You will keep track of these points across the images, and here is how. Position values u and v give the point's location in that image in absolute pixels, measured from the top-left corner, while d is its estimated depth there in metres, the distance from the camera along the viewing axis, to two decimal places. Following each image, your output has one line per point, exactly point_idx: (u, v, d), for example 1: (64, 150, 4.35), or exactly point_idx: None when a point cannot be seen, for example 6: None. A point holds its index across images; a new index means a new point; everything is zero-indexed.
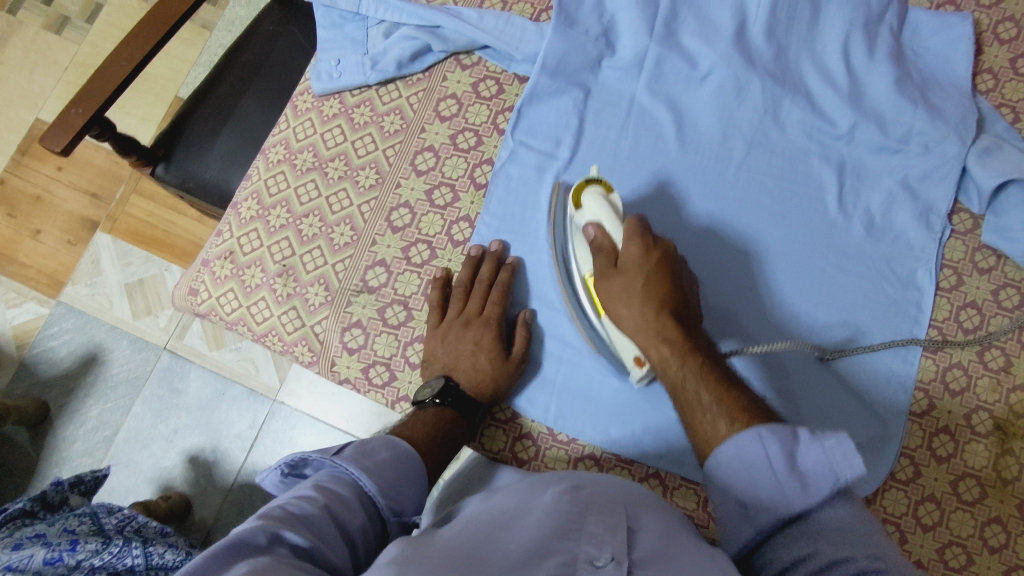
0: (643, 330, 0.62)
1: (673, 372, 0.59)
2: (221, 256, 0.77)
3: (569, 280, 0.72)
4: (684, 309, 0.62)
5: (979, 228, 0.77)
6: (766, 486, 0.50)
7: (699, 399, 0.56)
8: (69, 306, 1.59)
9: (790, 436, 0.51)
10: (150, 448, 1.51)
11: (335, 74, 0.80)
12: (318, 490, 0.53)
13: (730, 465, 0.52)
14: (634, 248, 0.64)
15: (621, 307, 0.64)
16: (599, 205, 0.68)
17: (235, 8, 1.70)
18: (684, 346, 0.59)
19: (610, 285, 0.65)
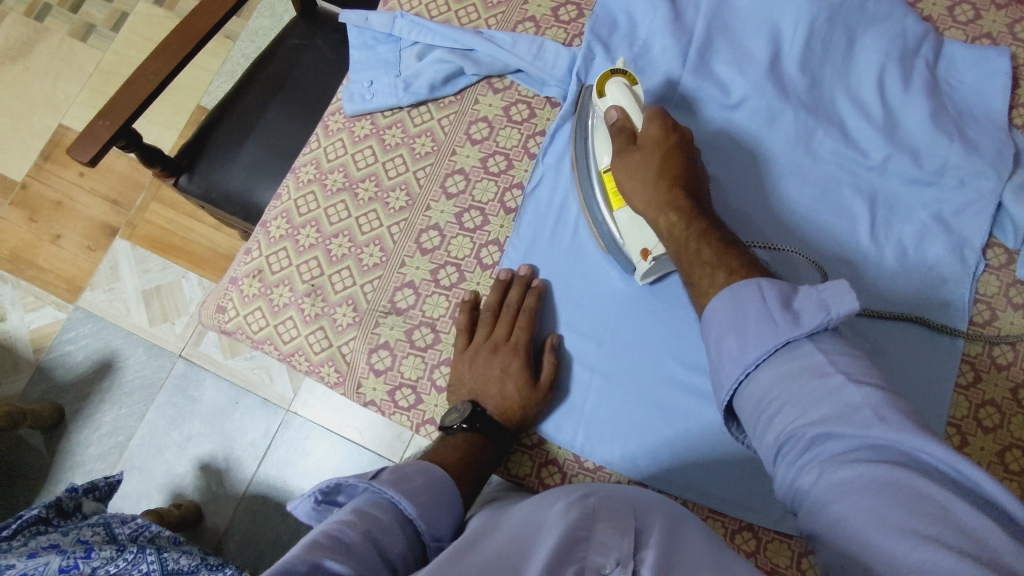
0: (655, 203, 0.65)
1: (681, 235, 0.62)
2: (249, 274, 0.77)
3: (585, 177, 0.75)
4: (693, 189, 0.65)
5: (1013, 264, 0.76)
6: (757, 320, 0.52)
7: (700, 255, 0.60)
8: (87, 311, 1.60)
9: (787, 286, 0.53)
10: (163, 454, 1.51)
11: (368, 95, 0.80)
12: (360, 516, 0.55)
13: (724, 309, 0.55)
14: (655, 128, 0.67)
15: (635, 183, 0.67)
16: (622, 93, 0.69)
17: (259, 20, 1.72)
18: (695, 215, 0.63)
19: (629, 161, 0.67)
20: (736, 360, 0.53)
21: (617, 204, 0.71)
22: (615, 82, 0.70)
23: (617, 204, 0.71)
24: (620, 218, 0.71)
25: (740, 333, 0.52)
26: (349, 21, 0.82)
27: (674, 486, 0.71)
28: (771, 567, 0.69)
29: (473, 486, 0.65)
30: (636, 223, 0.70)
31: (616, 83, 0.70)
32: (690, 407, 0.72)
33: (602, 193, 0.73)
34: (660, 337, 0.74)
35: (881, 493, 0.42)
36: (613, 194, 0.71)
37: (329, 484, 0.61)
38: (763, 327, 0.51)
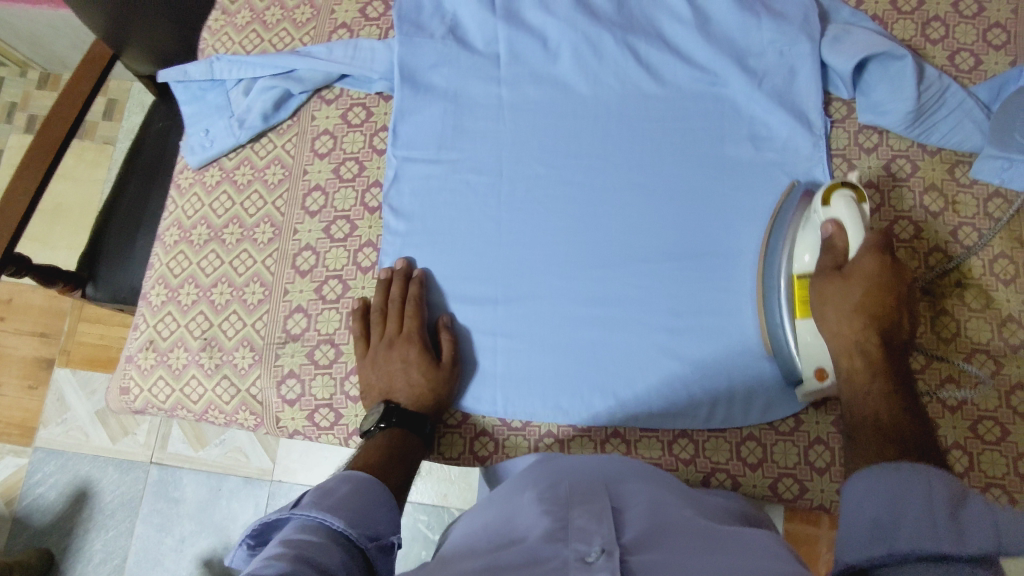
0: (844, 340, 0.63)
1: (861, 384, 0.61)
2: (142, 347, 0.78)
3: (770, 274, 0.71)
4: (895, 337, 0.62)
5: (855, 112, 0.79)
6: (915, 509, 0.46)
7: (879, 417, 0.58)
8: (47, 449, 1.44)
9: (958, 495, 0.45)
10: (161, 564, 1.36)
11: (207, 142, 0.82)
12: (287, 544, 0.50)
13: (883, 485, 0.49)
14: (871, 261, 0.62)
15: (830, 310, 0.64)
16: (845, 209, 0.65)
17: (131, 117, 1.62)
18: (886, 372, 0.60)
19: (828, 286, 0.64)
20: (875, 539, 0.46)
21: (801, 312, 0.67)
22: (841, 194, 0.67)
23: (801, 312, 0.67)
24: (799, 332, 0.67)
25: (894, 512, 0.46)
26: (170, 79, 0.84)
27: (602, 418, 0.72)
28: (713, 466, 0.72)
29: (398, 477, 0.64)
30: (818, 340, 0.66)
31: (843, 196, 0.66)
32: (596, 338, 0.73)
33: (786, 296, 0.69)
34: (551, 284, 0.75)
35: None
36: (799, 302, 0.68)
37: (255, 528, 0.57)
38: (921, 520, 0.44)
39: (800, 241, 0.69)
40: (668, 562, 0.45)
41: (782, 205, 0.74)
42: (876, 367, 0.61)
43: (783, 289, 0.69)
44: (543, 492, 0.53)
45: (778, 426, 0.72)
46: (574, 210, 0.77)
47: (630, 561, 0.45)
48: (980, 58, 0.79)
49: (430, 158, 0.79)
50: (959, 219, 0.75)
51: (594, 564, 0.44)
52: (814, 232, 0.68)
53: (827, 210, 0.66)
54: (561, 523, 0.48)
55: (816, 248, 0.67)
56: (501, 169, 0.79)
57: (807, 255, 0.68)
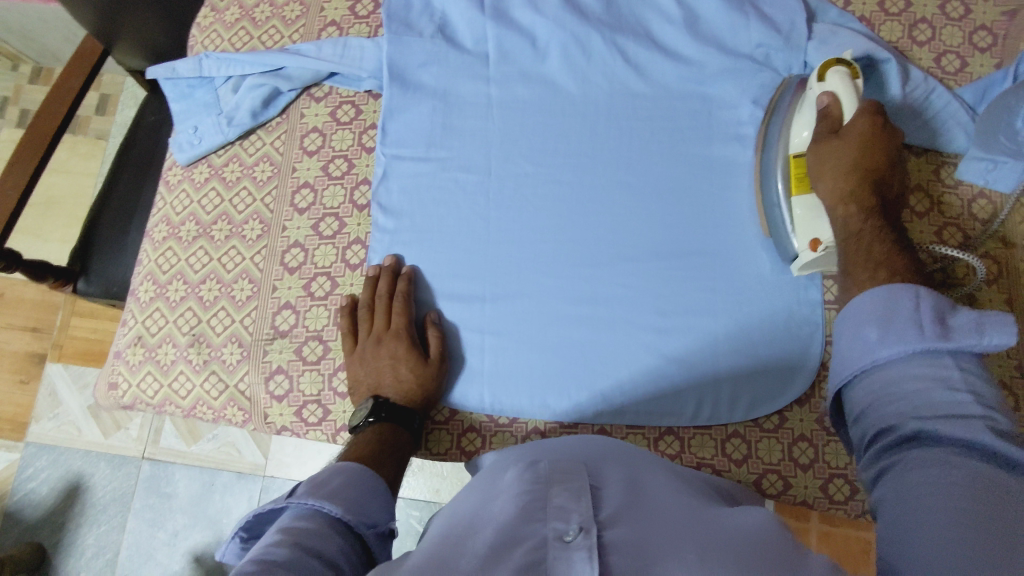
0: (839, 193, 0.64)
1: (856, 228, 0.61)
2: (130, 343, 0.78)
3: (768, 159, 0.75)
4: (885, 189, 0.64)
5: None
6: (903, 318, 0.48)
7: (871, 251, 0.58)
8: (39, 445, 1.42)
9: (945, 302, 0.48)
10: (155, 558, 1.34)
11: (195, 140, 0.83)
12: (286, 533, 0.50)
13: (875, 301, 0.51)
14: (864, 123, 0.64)
15: (827, 170, 0.65)
16: (841, 82, 0.67)
17: (124, 111, 1.60)
18: (878, 211, 0.61)
19: (826, 149, 0.66)
20: (867, 349, 0.49)
21: (797, 189, 0.70)
22: (836, 69, 0.68)
23: (797, 189, 0.70)
24: (795, 206, 0.70)
25: (885, 326, 0.49)
26: (159, 76, 0.84)
27: (589, 415, 0.73)
28: (698, 461, 0.72)
29: (391, 470, 0.64)
30: (810, 212, 0.69)
31: (838, 71, 0.68)
32: (583, 335, 0.74)
33: (784, 175, 0.72)
34: (538, 282, 0.76)
35: (960, 485, 0.39)
36: (795, 179, 0.71)
37: (250, 519, 0.56)
38: (908, 326, 0.47)
39: (797, 120, 0.71)
40: (643, 541, 0.43)
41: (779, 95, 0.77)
42: (870, 207, 0.62)
43: (780, 170, 0.73)
44: (523, 471, 0.50)
45: (763, 423, 0.72)
46: (562, 207, 0.77)
47: (605, 537, 0.43)
48: (966, 60, 0.80)
49: (419, 156, 0.80)
50: (944, 220, 0.76)
51: (572, 542, 0.42)
52: (811, 108, 0.70)
53: (822, 85, 0.68)
54: (539, 503, 0.46)
55: (813, 123, 0.69)
56: (490, 167, 0.79)
57: (804, 132, 0.70)
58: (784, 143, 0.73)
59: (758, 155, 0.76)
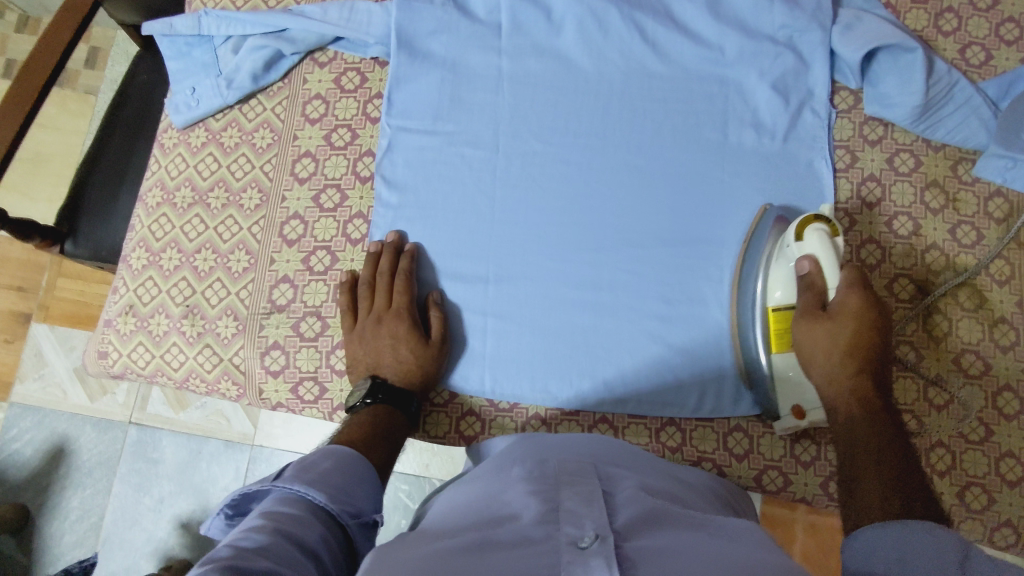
0: (836, 382, 0.62)
1: (858, 432, 0.58)
2: (121, 311, 0.75)
3: (745, 304, 0.70)
4: (880, 376, 0.62)
5: (861, 102, 0.77)
6: (920, 558, 0.43)
7: (875, 467, 0.55)
8: (24, 406, 1.40)
9: (967, 545, 0.42)
10: (140, 523, 1.32)
11: (193, 102, 0.79)
12: (266, 518, 0.48)
13: (888, 540, 0.46)
14: (854, 299, 0.62)
15: (820, 353, 0.63)
16: (821, 245, 0.64)
17: (114, 67, 1.54)
18: (879, 411, 0.59)
19: (817, 327, 0.63)
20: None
21: (778, 347, 0.67)
22: (814, 228, 0.65)
23: (777, 346, 0.66)
24: (778, 364, 0.67)
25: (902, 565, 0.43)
26: (155, 32, 0.80)
27: (591, 403, 0.71)
28: (699, 455, 0.71)
29: (383, 454, 0.62)
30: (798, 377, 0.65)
31: (816, 230, 0.65)
32: (587, 321, 0.72)
33: (762, 330, 0.68)
34: (543, 265, 0.74)
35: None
36: (775, 336, 0.67)
37: (233, 498, 0.55)
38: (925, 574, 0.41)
39: (774, 273, 0.68)
40: (666, 548, 0.42)
41: (754, 230, 0.72)
42: (862, 401, 0.60)
43: (759, 323, 0.68)
44: (530, 474, 0.51)
45: (766, 417, 0.72)
46: (572, 189, 0.75)
47: (624, 548, 0.42)
48: (991, 53, 0.77)
49: (426, 130, 0.77)
50: (958, 218, 0.74)
51: (588, 545, 0.41)
52: (786, 265, 0.67)
53: (801, 246, 0.65)
54: (551, 505, 0.46)
55: (790, 285, 0.66)
56: (499, 144, 0.76)
57: (780, 292, 0.67)
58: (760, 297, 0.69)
59: (733, 298, 0.71)
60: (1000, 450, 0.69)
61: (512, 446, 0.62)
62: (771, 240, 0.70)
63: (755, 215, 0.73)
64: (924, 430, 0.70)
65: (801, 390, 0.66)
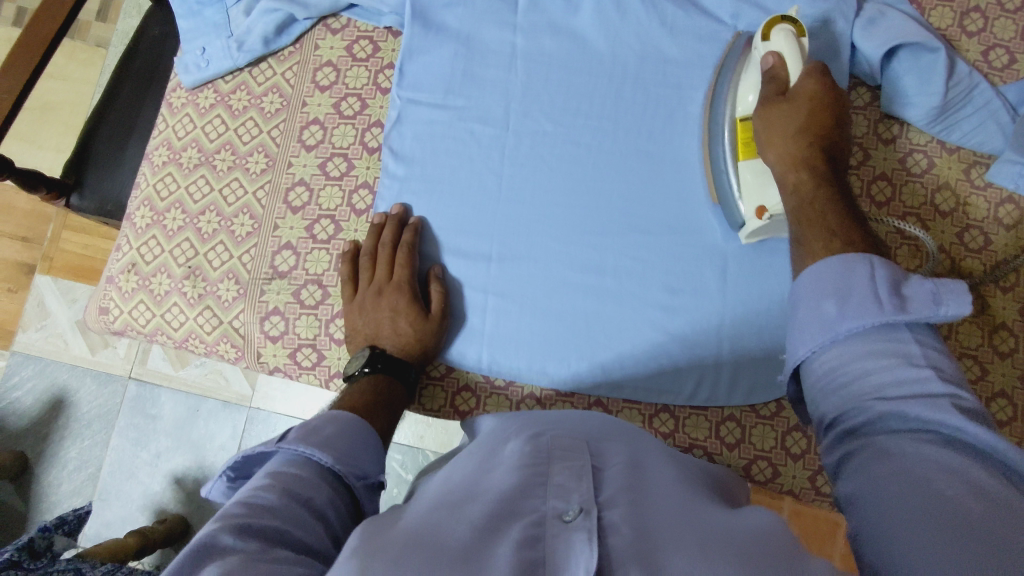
0: (791, 159, 0.62)
1: (807, 193, 0.59)
2: (124, 269, 0.76)
3: (716, 120, 0.73)
4: (836, 156, 0.62)
5: (878, 100, 0.76)
6: (860, 299, 0.46)
7: (824, 221, 0.55)
8: (25, 355, 1.41)
9: (898, 272, 0.47)
10: (136, 477, 1.34)
11: (202, 63, 0.79)
12: (275, 479, 0.49)
13: (829, 270, 0.49)
14: (811, 82, 0.63)
15: (775, 136, 0.63)
16: (785, 40, 0.66)
17: (127, 19, 1.52)
18: (828, 179, 0.59)
19: (773, 112, 0.64)
20: (825, 324, 0.47)
21: (745, 153, 0.69)
22: (781, 28, 0.67)
23: (744, 153, 0.69)
24: (742, 171, 0.69)
25: (842, 299, 0.47)
26: None
27: (586, 386, 0.72)
28: (691, 442, 0.72)
29: (383, 422, 0.63)
30: (759, 177, 0.67)
31: (783, 30, 0.66)
32: (588, 307, 0.72)
33: (730, 140, 0.71)
34: (548, 246, 0.74)
35: (931, 454, 0.39)
36: (742, 144, 0.69)
37: (237, 460, 0.55)
38: (868, 301, 0.45)
39: (745, 82, 0.70)
40: (646, 528, 0.42)
41: (727, 54, 0.74)
42: (811, 169, 0.60)
43: (728, 132, 0.71)
44: (522, 445, 0.51)
45: (759, 409, 0.72)
46: (581, 172, 0.75)
47: (605, 518, 0.43)
48: (1015, 56, 0.76)
49: (436, 104, 0.77)
50: (968, 222, 0.74)
51: (571, 523, 0.42)
52: (756, 70, 0.69)
53: (766, 46, 0.67)
54: (540, 477, 0.46)
55: (758, 86, 0.68)
56: (509, 121, 0.76)
57: (751, 96, 0.69)
58: (732, 107, 0.72)
59: (705, 116, 0.74)
60: None
61: (501, 425, 0.61)
62: (741, 60, 0.73)
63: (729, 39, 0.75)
64: None
65: (763, 187, 0.67)
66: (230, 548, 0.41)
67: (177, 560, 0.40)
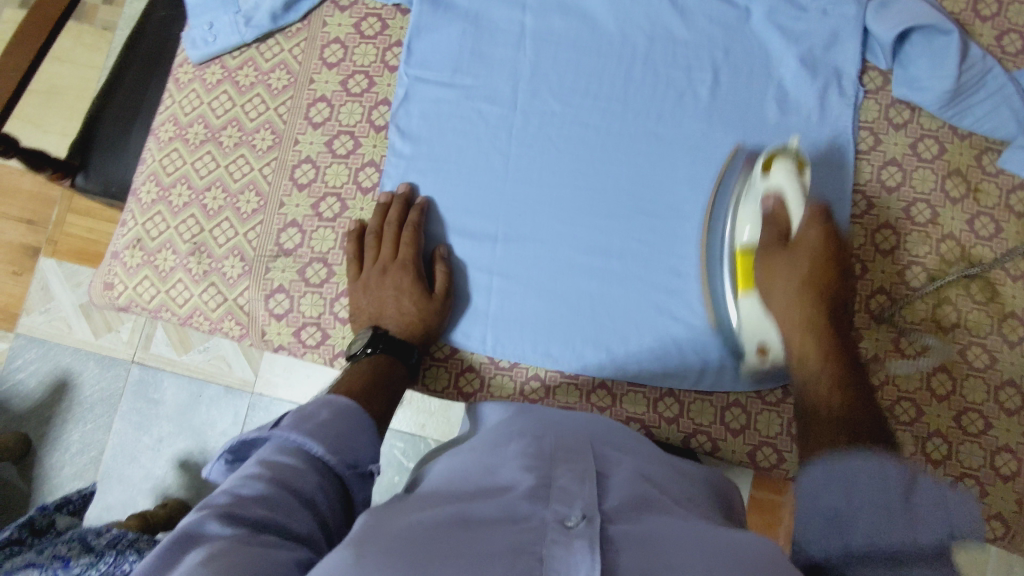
0: (794, 322, 0.60)
1: (812, 372, 0.57)
2: (129, 245, 0.76)
3: (715, 246, 0.70)
4: (837, 308, 0.61)
5: (890, 84, 0.76)
6: (868, 489, 0.44)
7: (826, 413, 0.53)
8: (29, 337, 1.41)
9: (908, 475, 0.44)
10: (139, 460, 1.35)
11: (210, 38, 0.78)
12: (266, 464, 0.49)
13: (838, 476, 0.46)
14: (813, 232, 0.61)
15: (777, 284, 0.61)
16: (787, 179, 0.64)
17: (134, 2, 1.52)
18: (835, 354, 0.57)
19: (773, 259, 0.62)
20: (831, 520, 0.44)
21: (744, 288, 0.65)
22: (781, 165, 0.65)
23: (743, 286, 0.65)
24: (742, 310, 0.66)
25: (848, 491, 0.44)
26: None
27: (590, 367, 0.71)
28: (695, 427, 0.71)
29: (385, 401, 0.62)
30: (757, 317, 0.65)
31: (784, 166, 0.65)
32: (593, 288, 0.72)
33: (730, 273, 0.68)
34: (555, 227, 0.73)
35: None
36: (742, 276, 0.66)
37: (234, 443, 0.55)
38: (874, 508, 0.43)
39: (742, 214, 0.67)
40: (650, 539, 0.42)
41: (726, 173, 0.72)
42: (818, 344, 0.58)
43: (728, 264, 0.68)
44: (528, 451, 0.51)
45: (765, 395, 0.71)
46: (589, 154, 0.74)
47: (611, 530, 0.42)
48: None
49: (444, 83, 0.76)
50: (978, 209, 0.73)
51: (574, 528, 0.41)
52: (755, 201, 0.66)
53: (767, 181, 0.65)
54: (544, 482, 0.46)
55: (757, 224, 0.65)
56: (517, 101, 0.75)
57: (748, 229, 0.66)
58: (731, 231, 0.68)
59: (704, 233, 0.71)
60: (997, 444, 0.69)
61: (505, 423, 0.61)
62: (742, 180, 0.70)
63: (727, 154, 0.73)
64: (923, 419, 0.70)
65: (764, 329, 0.64)
66: (212, 535, 0.42)
67: (161, 546, 0.42)
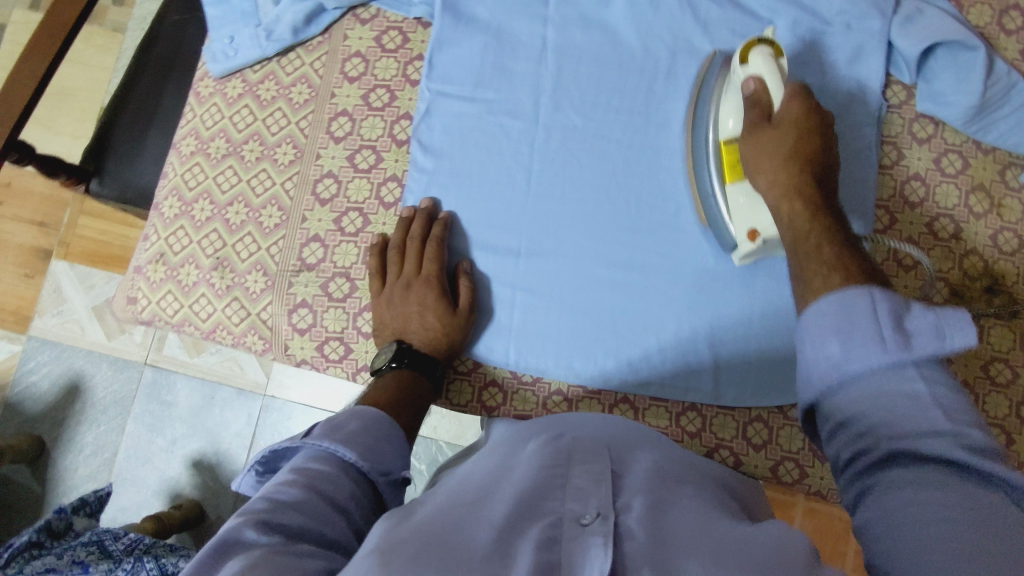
0: (781, 191, 0.58)
1: (802, 227, 0.55)
2: (152, 259, 0.76)
3: (700, 143, 0.72)
4: (827, 182, 0.59)
5: (912, 98, 0.75)
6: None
7: (821, 252, 0.52)
8: (42, 339, 1.42)
9: None
10: (153, 462, 1.35)
11: (230, 52, 0.79)
12: (299, 473, 0.49)
13: None
14: (795, 107, 0.61)
15: (764, 162, 0.60)
16: (764, 62, 0.64)
17: (144, 4, 1.51)
18: (825, 211, 0.56)
19: (760, 138, 0.61)
20: None
21: (731, 177, 0.67)
22: (759, 50, 0.65)
23: (732, 178, 0.67)
24: (731, 196, 0.67)
25: None
26: None
27: (612, 380, 0.71)
28: (717, 442, 0.71)
29: (409, 416, 0.62)
30: (750, 201, 0.65)
31: (761, 51, 0.65)
32: (614, 301, 0.72)
33: (717, 164, 0.69)
34: (576, 242, 0.73)
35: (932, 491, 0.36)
36: (728, 167, 0.67)
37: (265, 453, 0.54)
38: None
39: (726, 103, 0.68)
40: (662, 534, 0.42)
41: (705, 72, 0.73)
42: (802, 193, 0.57)
43: (714, 158, 0.69)
44: (545, 447, 0.51)
45: (787, 410, 0.71)
46: (607, 168, 0.74)
47: (623, 528, 0.42)
48: None
49: (466, 96, 0.76)
50: (1001, 224, 0.73)
51: (588, 526, 0.41)
52: (737, 93, 0.67)
53: (746, 69, 0.65)
54: (560, 480, 0.46)
55: (739, 113, 0.66)
56: (538, 115, 0.75)
57: (731, 120, 0.67)
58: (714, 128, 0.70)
59: (689, 134, 0.73)
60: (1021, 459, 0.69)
61: (520, 428, 0.61)
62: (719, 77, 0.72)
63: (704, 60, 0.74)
64: None
65: (755, 210, 0.65)
66: (251, 542, 0.41)
67: (200, 557, 0.41)
